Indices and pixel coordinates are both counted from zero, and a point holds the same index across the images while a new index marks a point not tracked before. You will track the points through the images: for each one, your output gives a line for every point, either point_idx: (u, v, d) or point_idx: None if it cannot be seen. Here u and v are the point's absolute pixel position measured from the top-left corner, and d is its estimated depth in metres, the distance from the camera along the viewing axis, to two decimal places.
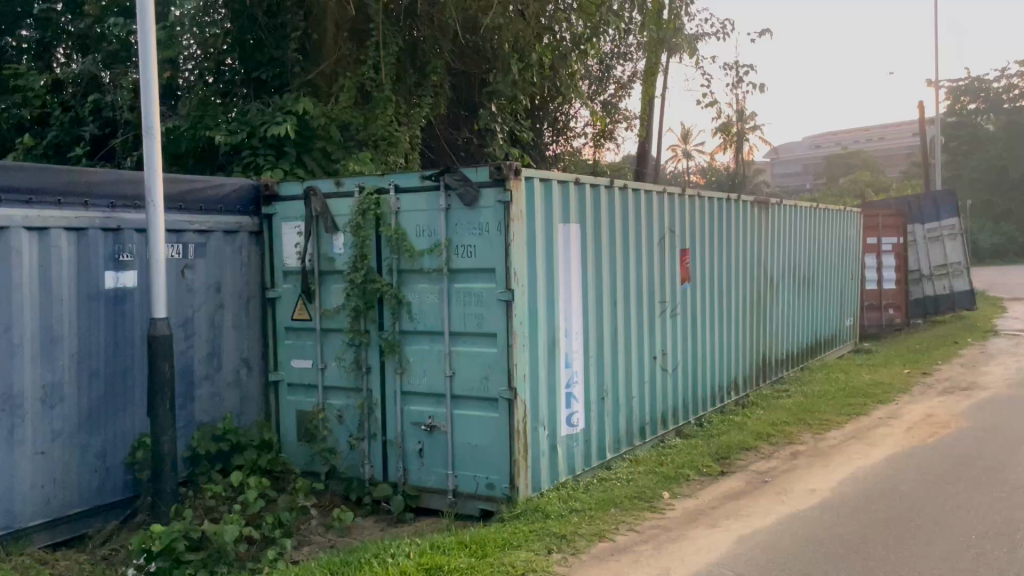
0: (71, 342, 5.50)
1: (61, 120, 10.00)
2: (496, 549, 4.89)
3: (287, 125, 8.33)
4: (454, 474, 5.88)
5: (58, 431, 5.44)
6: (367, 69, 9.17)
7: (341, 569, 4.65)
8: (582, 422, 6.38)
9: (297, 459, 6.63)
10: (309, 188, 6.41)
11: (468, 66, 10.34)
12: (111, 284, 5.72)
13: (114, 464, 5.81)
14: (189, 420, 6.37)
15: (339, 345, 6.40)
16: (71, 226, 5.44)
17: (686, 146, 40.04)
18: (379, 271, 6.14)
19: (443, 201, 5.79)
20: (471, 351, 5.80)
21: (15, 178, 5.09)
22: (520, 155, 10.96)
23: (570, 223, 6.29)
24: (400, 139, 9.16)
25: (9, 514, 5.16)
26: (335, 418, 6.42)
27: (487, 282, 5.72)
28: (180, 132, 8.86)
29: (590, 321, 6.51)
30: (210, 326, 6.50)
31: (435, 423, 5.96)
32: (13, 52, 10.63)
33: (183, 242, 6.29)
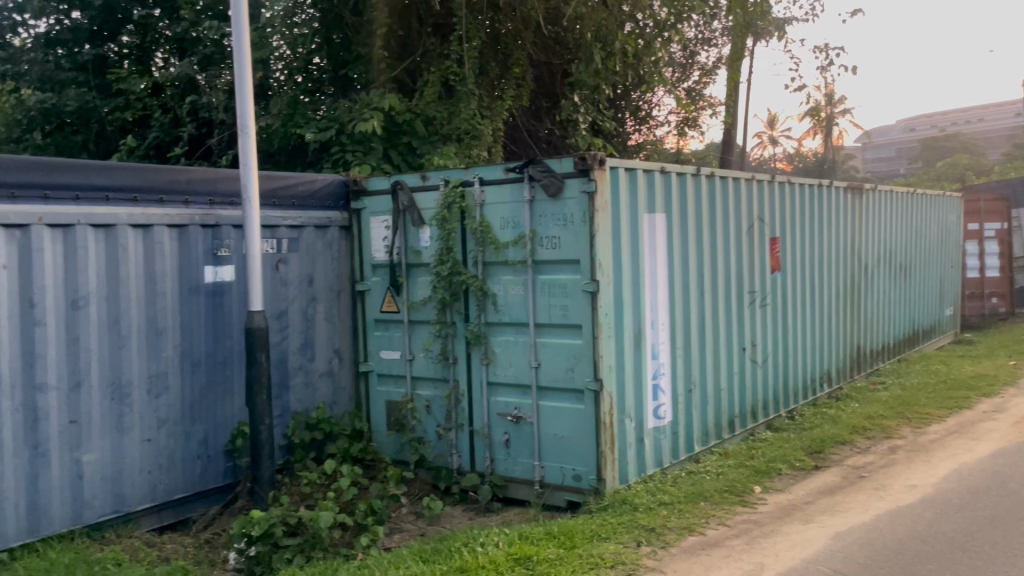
0: (174, 335, 5.75)
1: (161, 120, 10.44)
2: (585, 540, 4.88)
3: (374, 121, 8.43)
4: (541, 465, 5.90)
5: (163, 419, 5.70)
6: (451, 63, 9.23)
7: (432, 556, 4.73)
8: (669, 414, 6.31)
9: (387, 448, 6.77)
10: (396, 182, 6.55)
11: (551, 57, 10.35)
12: (210, 279, 5.95)
13: (216, 451, 6.04)
14: (284, 409, 6.56)
15: (426, 336, 6.50)
16: (173, 223, 5.68)
17: (772, 132, 38.98)
18: (464, 263, 6.21)
19: (527, 193, 5.81)
20: (556, 343, 5.80)
21: (120, 178, 5.35)
22: (602, 146, 10.63)
23: (655, 212, 6.20)
24: (483, 132, 9.19)
25: (119, 499, 5.44)
26: (423, 409, 6.54)
27: (571, 274, 5.70)
28: (272, 130, 9.19)
29: (676, 312, 6.42)
30: (303, 318, 6.68)
31: (521, 414, 5.99)
32: (115, 58, 11.07)
33: (277, 237, 6.47)
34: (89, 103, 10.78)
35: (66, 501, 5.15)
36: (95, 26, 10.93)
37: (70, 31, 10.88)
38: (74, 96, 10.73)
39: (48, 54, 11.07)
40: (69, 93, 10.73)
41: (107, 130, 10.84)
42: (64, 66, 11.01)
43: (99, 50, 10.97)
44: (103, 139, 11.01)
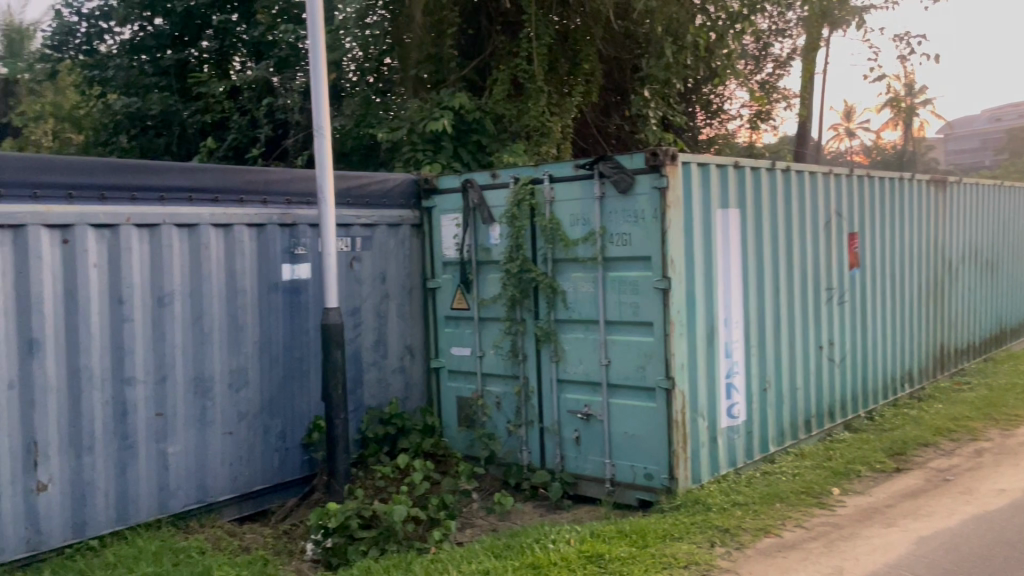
0: (253, 331, 5.91)
1: (239, 124, 10.72)
2: (658, 539, 4.84)
3: (444, 120, 8.53)
4: (612, 463, 5.87)
5: (244, 413, 5.87)
6: (520, 61, 9.20)
7: (503, 552, 4.77)
8: (743, 413, 6.20)
9: (458, 444, 6.84)
10: (467, 180, 6.61)
11: (620, 52, 10.27)
12: (288, 276, 6.10)
13: (293, 444, 6.20)
14: (358, 404, 6.67)
15: (496, 333, 6.54)
16: (252, 222, 5.84)
17: (849, 125, 37.88)
18: (534, 260, 6.23)
19: (597, 189, 5.79)
20: (626, 340, 5.77)
21: (202, 179, 5.53)
22: (673, 141, 10.47)
23: (729, 208, 6.09)
24: (553, 129, 9.15)
25: (203, 489, 5.63)
26: (493, 405, 6.58)
27: (642, 271, 5.66)
28: (346, 132, 9.47)
29: (751, 310, 6.30)
30: (377, 314, 6.78)
31: (591, 411, 5.98)
32: (195, 63, 11.38)
33: (351, 235, 6.57)
34: (172, 108, 11.14)
35: (153, 491, 5.36)
36: (177, 32, 11.29)
37: (154, 37, 11.25)
38: (157, 100, 11.10)
39: (133, 59, 11.47)
40: (153, 97, 11.11)
41: (189, 132, 11.25)
42: (147, 71, 11.40)
43: (180, 55, 11.29)
44: (185, 141, 11.39)
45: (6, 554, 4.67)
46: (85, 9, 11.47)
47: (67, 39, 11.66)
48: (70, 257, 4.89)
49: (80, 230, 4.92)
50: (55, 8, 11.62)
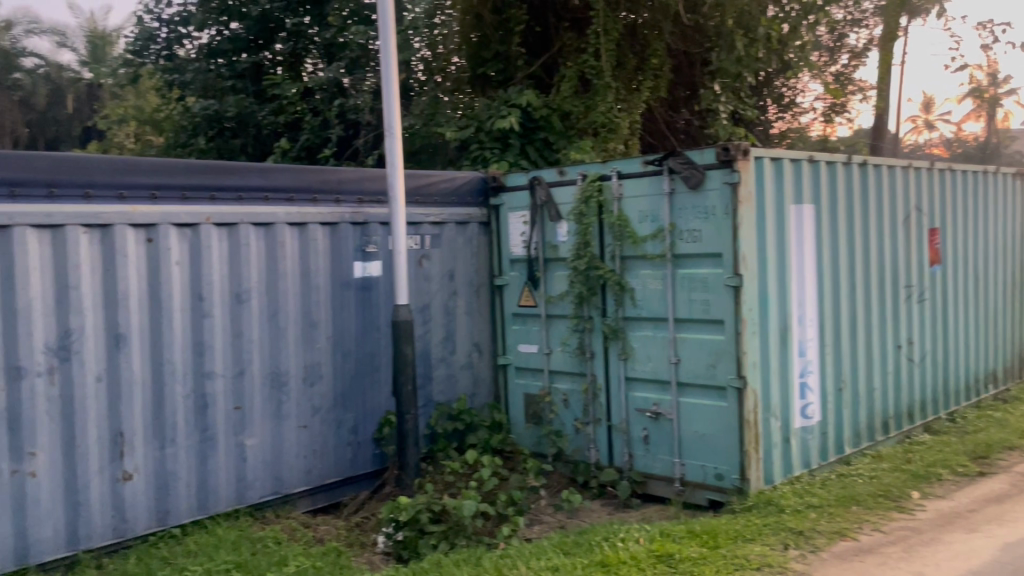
0: (327, 328, 6.04)
1: (312, 124, 11.04)
2: (729, 540, 4.78)
3: (512, 117, 8.58)
4: (682, 463, 5.82)
5: (317, 407, 6.00)
6: (588, 57, 9.12)
7: (572, 549, 4.77)
8: (817, 414, 6.06)
9: (526, 441, 6.87)
10: (535, 177, 6.63)
11: (689, 45, 10.07)
12: (359, 274, 6.21)
13: (365, 439, 6.31)
14: (428, 399, 6.75)
15: (564, 331, 6.54)
16: (326, 221, 5.97)
17: (928, 117, 36.55)
18: (603, 258, 6.21)
19: (666, 184, 5.74)
20: (696, 338, 5.70)
21: (278, 179, 5.67)
22: (744, 135, 10.34)
23: (803, 203, 5.96)
24: (621, 125, 9.10)
25: (278, 482, 5.78)
26: (561, 402, 6.59)
27: (712, 268, 5.58)
28: (415, 130, 9.71)
29: (825, 308, 6.15)
30: (445, 311, 6.85)
31: (660, 410, 5.93)
32: (270, 65, 11.73)
33: (421, 233, 6.65)
34: (247, 109, 11.49)
35: (232, 482, 5.53)
36: (252, 36, 11.57)
37: (230, 41, 11.56)
38: (234, 102, 11.45)
39: (210, 63, 11.82)
40: (230, 100, 11.47)
41: (263, 133, 11.55)
42: (224, 74, 11.75)
43: (256, 58, 11.64)
44: (259, 142, 11.73)
45: (95, 540, 4.88)
46: (165, 15, 11.85)
47: (148, 44, 12.06)
48: (153, 255, 5.09)
49: (162, 229, 5.11)
50: (137, 15, 12.05)
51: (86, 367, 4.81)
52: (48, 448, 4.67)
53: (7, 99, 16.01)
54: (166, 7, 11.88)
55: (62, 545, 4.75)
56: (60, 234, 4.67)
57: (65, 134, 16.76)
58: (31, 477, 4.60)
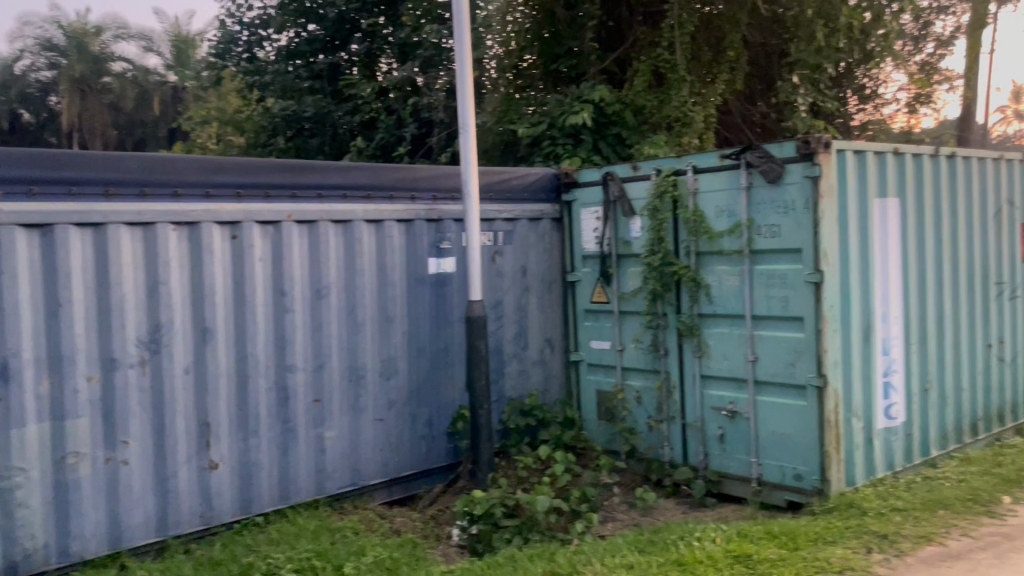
0: (402, 323, 6.13)
1: (386, 123, 11.23)
2: (810, 542, 4.67)
3: (585, 113, 8.55)
4: (759, 463, 5.71)
5: (393, 400, 6.10)
6: (662, 50, 9.02)
7: (648, 547, 4.74)
8: (902, 414, 5.87)
9: (598, 437, 6.85)
10: (608, 173, 6.61)
11: (767, 37, 9.86)
12: (434, 270, 6.29)
13: (439, 433, 6.39)
14: (500, 395, 6.78)
15: (637, 327, 6.50)
16: (401, 218, 6.06)
17: (1017, 107, 34.98)
18: (677, 254, 6.14)
19: (744, 179, 5.64)
20: (775, 336, 5.59)
21: (356, 177, 5.78)
22: (824, 128, 10.06)
23: (888, 197, 5.77)
24: (695, 120, 9.01)
25: (356, 473, 5.90)
26: (634, 400, 6.55)
27: (792, 263, 5.44)
28: (487, 128, 9.62)
29: (911, 306, 5.95)
30: (518, 307, 6.87)
31: (736, 409, 5.83)
32: (346, 65, 11.92)
33: (494, 230, 6.67)
34: (325, 109, 11.77)
35: (311, 472, 5.67)
36: (329, 37, 11.80)
37: (308, 42, 11.84)
38: (311, 102, 11.75)
39: (288, 64, 12.11)
40: (308, 100, 11.77)
41: (339, 133, 11.83)
42: (302, 76, 12.03)
43: (333, 58, 11.87)
44: (336, 141, 12.00)
45: (183, 527, 5.07)
46: (246, 18, 12.20)
47: (230, 47, 12.49)
48: (238, 252, 5.25)
49: (246, 227, 5.26)
50: (219, 19, 12.45)
51: (174, 359, 5.00)
52: (140, 437, 4.87)
53: (97, 102, 16.70)
54: (247, 11, 12.23)
55: (152, 530, 4.95)
56: (151, 232, 4.87)
57: (152, 135, 17.57)
58: (123, 465, 4.81)
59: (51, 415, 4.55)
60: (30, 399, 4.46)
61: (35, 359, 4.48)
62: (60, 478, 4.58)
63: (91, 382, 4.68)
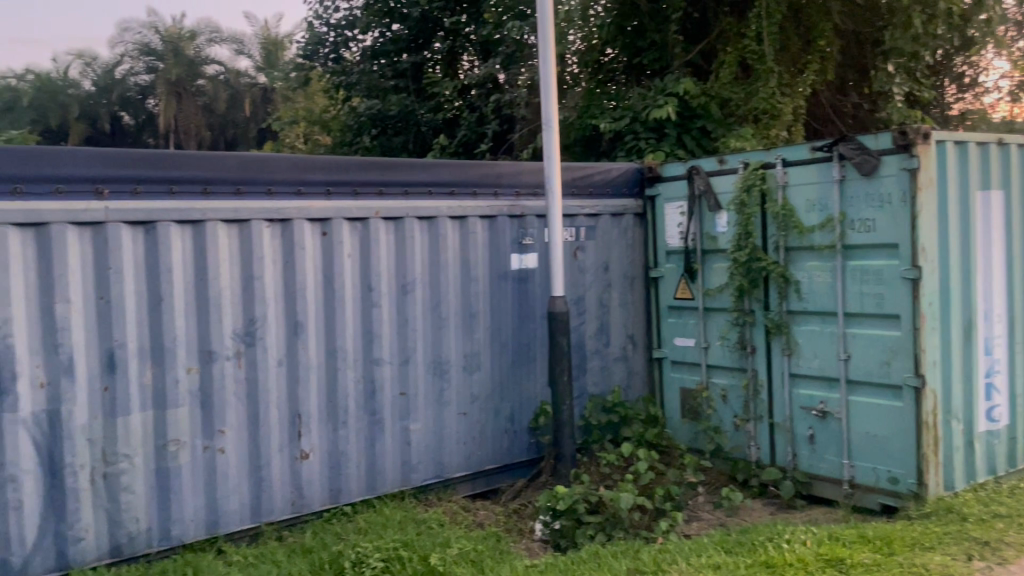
0: (486, 318, 6.18)
1: (469, 120, 11.39)
2: (906, 547, 4.51)
3: (669, 107, 8.43)
4: (850, 464, 5.54)
5: (476, 395, 6.16)
6: (749, 41, 8.83)
7: (734, 547, 4.66)
8: (1005, 417, 5.61)
9: (682, 435, 6.76)
10: (693, 167, 6.51)
11: (860, 25, 9.53)
12: (516, 266, 6.31)
13: (521, 427, 6.42)
14: (582, 391, 6.76)
15: (723, 324, 6.38)
16: (484, 214, 6.10)
17: None
18: (765, 249, 6.00)
19: (837, 172, 5.47)
20: (868, 334, 5.40)
21: (440, 173, 5.84)
22: (921, 118, 9.65)
23: (992, 190, 5.50)
24: (784, 110, 8.69)
25: (440, 466, 5.98)
26: (719, 398, 6.43)
27: (888, 259, 5.26)
28: (570, 123, 9.55)
29: (1015, 304, 5.67)
30: (600, 303, 6.83)
31: (827, 409, 5.67)
32: (430, 63, 12.10)
33: (576, 225, 6.65)
34: (408, 107, 12.00)
35: (397, 464, 5.77)
36: (413, 36, 11.98)
37: (393, 41, 11.99)
38: (395, 101, 11.95)
39: (374, 64, 12.33)
40: (392, 98, 11.98)
41: (423, 130, 12.09)
42: (387, 74, 12.21)
43: (417, 57, 12.06)
44: (419, 138, 12.23)
45: (276, 514, 5.24)
46: (333, 20, 12.45)
47: (318, 48, 12.75)
48: (328, 248, 5.38)
49: (336, 224, 5.39)
50: (307, 21, 12.74)
51: (268, 352, 5.16)
52: (235, 427, 5.06)
53: (193, 104, 17.32)
54: (333, 12, 12.48)
55: (247, 517, 5.13)
56: (247, 229, 5.04)
57: (243, 135, 18.19)
58: (220, 453, 5.00)
59: (154, 404, 4.76)
60: (134, 388, 4.68)
61: (139, 349, 4.70)
62: (162, 464, 4.79)
63: (191, 372, 4.88)
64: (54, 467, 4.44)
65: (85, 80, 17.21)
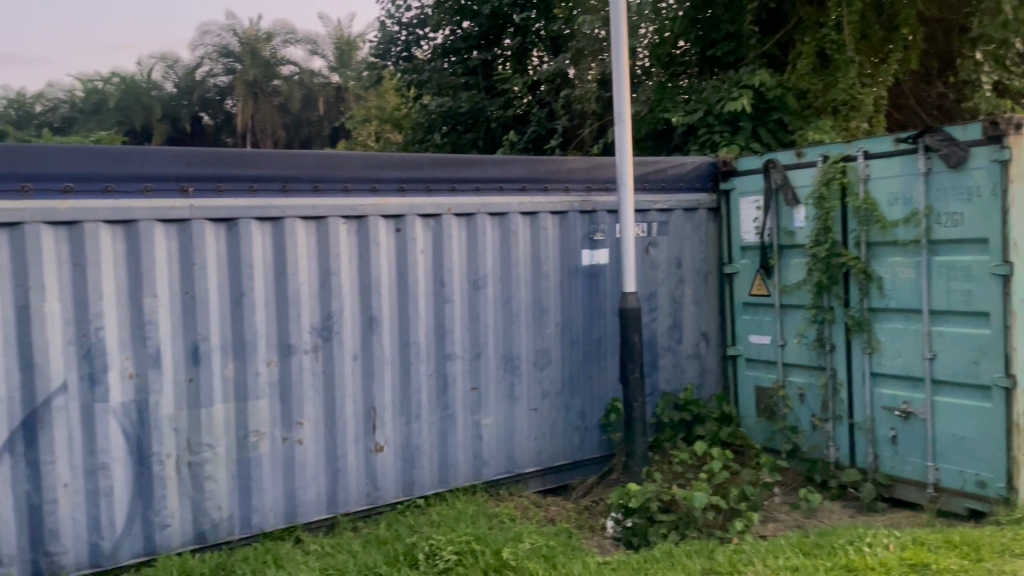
0: (556, 314, 6.17)
1: (539, 116, 11.47)
2: (995, 554, 4.33)
3: (744, 99, 8.26)
4: (935, 467, 5.35)
5: (547, 390, 6.16)
6: (828, 30, 8.57)
7: (813, 550, 4.54)
8: None
9: (757, 435, 6.63)
10: (769, 160, 6.37)
11: (946, 12, 9.18)
12: (587, 261, 6.29)
13: (592, 424, 6.39)
14: (654, 388, 6.69)
15: (800, 321, 6.23)
16: (556, 210, 6.09)
17: None
18: (845, 245, 5.83)
19: (922, 164, 5.28)
20: (955, 332, 5.20)
21: (512, 169, 5.85)
22: (1012, 107, 9.23)
23: None
24: (864, 102, 8.52)
25: (511, 461, 6.01)
26: (796, 397, 6.28)
27: (977, 254, 5.05)
28: (641, 117, 9.43)
29: None
30: (672, 300, 6.75)
31: (911, 409, 5.48)
32: (500, 60, 12.14)
33: (648, 221, 6.57)
34: (479, 105, 12.08)
35: (469, 459, 5.82)
36: (483, 34, 11.99)
37: (463, 39, 12.09)
38: (466, 98, 12.07)
39: (444, 62, 12.45)
40: (463, 96, 12.10)
41: (493, 127, 12.13)
42: (457, 73, 12.29)
43: (486, 54, 12.11)
44: (489, 135, 12.31)
45: (352, 505, 5.34)
46: (405, 19, 12.62)
47: (389, 47, 12.91)
48: (402, 244, 5.45)
49: (410, 220, 5.45)
50: (380, 21, 12.93)
51: (344, 346, 5.26)
52: (313, 419, 5.17)
53: (269, 104, 17.73)
54: (405, 11, 12.64)
55: (324, 507, 5.24)
56: (324, 226, 5.14)
57: (317, 135, 18.53)
58: (298, 444, 5.12)
59: (236, 396, 4.90)
60: (217, 380, 4.82)
61: (222, 342, 4.85)
62: (243, 454, 4.93)
63: (271, 366, 5.01)
64: (142, 456, 4.61)
65: (167, 83, 17.69)
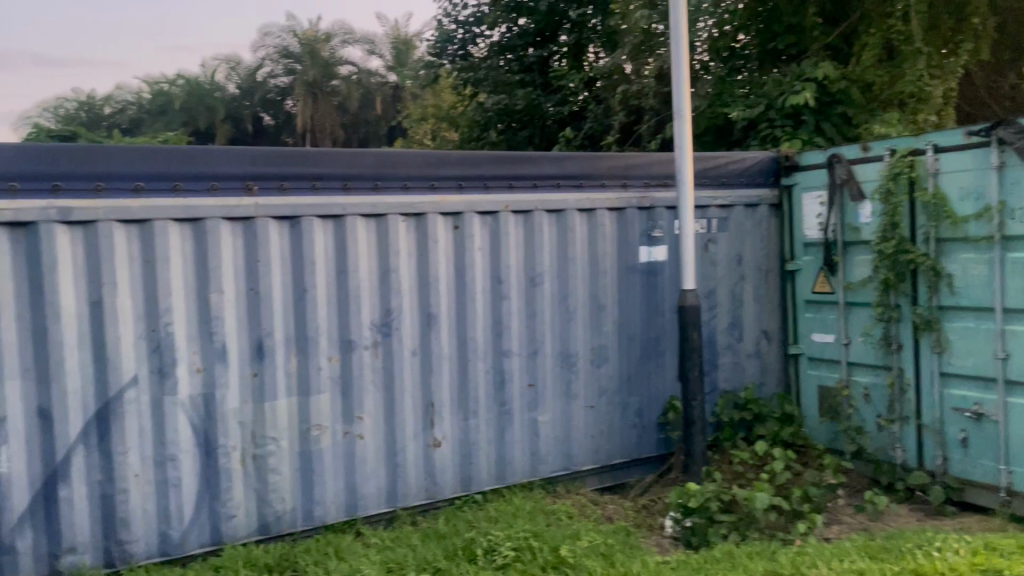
0: (614, 311, 6.13)
1: (596, 112, 11.34)
2: None
3: (807, 93, 8.11)
4: (1008, 470, 5.18)
5: (604, 388, 6.12)
6: (895, 20, 8.36)
7: (880, 554, 4.43)
8: None
9: (819, 435, 6.50)
10: (833, 155, 6.23)
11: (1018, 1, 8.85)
12: (645, 258, 6.23)
13: (650, 422, 6.34)
14: (713, 386, 6.60)
15: (866, 320, 6.08)
16: (613, 206, 6.04)
17: None
18: (913, 241, 5.67)
19: (995, 157, 5.10)
20: None
21: (570, 166, 5.83)
22: None
23: None
24: (932, 94, 8.45)
25: (568, 458, 6.00)
26: (861, 397, 6.13)
27: None
28: (700, 112, 9.16)
29: None
30: (732, 297, 6.64)
31: (982, 410, 5.31)
32: (556, 57, 12.12)
33: (708, 217, 6.48)
34: (535, 101, 12.11)
35: (526, 455, 5.82)
36: (539, 31, 12.05)
37: (520, 36, 12.20)
38: (522, 96, 12.09)
39: (500, 59, 12.52)
40: (519, 93, 12.13)
41: (549, 124, 12.14)
42: (513, 69, 12.43)
43: (542, 52, 12.15)
44: (545, 132, 12.30)
45: (411, 500, 5.39)
46: (461, 17, 12.68)
47: (446, 45, 12.97)
48: (459, 241, 5.48)
49: (468, 218, 5.49)
50: (437, 20, 13.00)
51: (403, 342, 5.31)
52: (372, 414, 5.23)
53: (328, 104, 18.00)
54: (462, 10, 12.70)
55: (384, 501, 5.30)
56: (384, 223, 5.19)
57: (374, 134, 18.75)
58: (359, 439, 5.19)
59: (298, 391, 4.99)
60: (281, 375, 4.92)
61: (285, 338, 4.94)
62: (305, 447, 5.02)
63: (332, 361, 5.09)
64: (209, 448, 4.73)
65: (229, 84, 18.14)
